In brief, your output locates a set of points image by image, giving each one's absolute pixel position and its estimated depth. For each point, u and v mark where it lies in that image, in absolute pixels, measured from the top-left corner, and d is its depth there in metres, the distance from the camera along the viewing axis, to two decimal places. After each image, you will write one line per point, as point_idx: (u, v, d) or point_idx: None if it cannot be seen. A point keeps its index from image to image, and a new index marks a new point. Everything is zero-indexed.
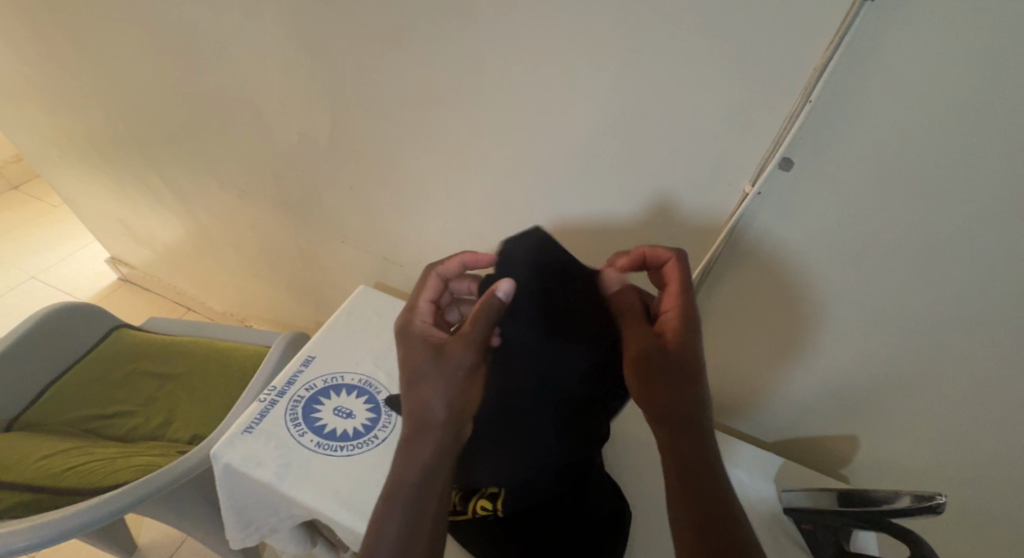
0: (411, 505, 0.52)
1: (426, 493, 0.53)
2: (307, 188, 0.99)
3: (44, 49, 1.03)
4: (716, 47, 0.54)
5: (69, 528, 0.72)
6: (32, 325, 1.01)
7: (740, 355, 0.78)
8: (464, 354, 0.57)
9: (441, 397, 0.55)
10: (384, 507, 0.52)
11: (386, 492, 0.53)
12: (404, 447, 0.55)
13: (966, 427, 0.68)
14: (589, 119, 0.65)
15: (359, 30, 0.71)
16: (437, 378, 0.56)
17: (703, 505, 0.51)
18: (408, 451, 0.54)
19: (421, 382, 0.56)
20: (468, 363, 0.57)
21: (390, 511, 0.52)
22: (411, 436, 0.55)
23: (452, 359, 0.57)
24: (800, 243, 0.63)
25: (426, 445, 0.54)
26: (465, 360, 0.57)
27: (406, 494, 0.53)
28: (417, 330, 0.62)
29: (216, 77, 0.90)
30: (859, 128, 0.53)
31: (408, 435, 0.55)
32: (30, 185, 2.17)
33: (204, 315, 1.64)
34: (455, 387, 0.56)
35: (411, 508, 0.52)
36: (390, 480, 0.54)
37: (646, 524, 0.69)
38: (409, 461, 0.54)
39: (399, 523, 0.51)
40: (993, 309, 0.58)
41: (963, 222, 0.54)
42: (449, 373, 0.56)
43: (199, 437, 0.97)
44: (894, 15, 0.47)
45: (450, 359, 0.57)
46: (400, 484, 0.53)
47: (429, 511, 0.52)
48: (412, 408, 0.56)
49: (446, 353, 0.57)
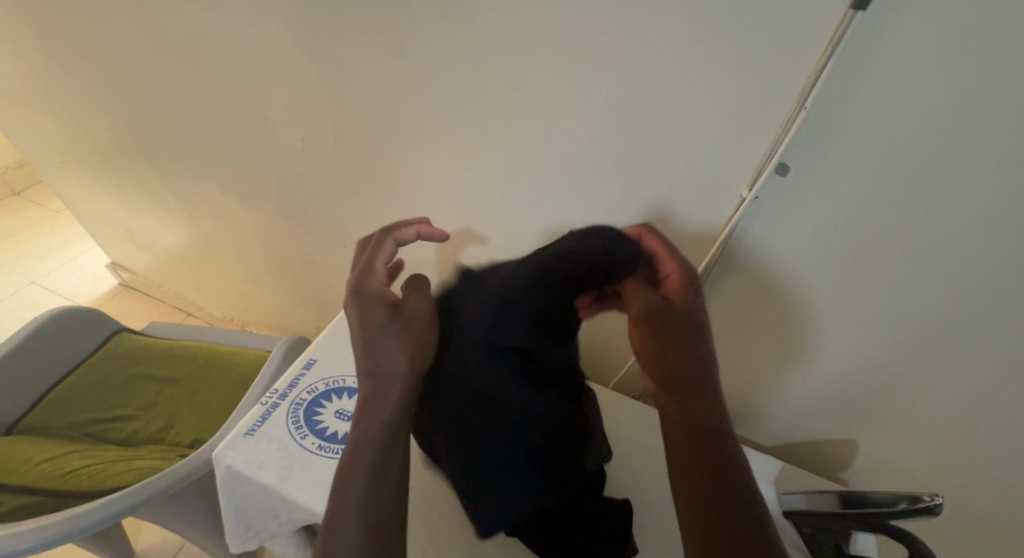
0: (374, 467, 0.49)
1: (388, 451, 0.50)
2: (310, 193, 0.99)
3: (50, 56, 1.04)
4: (715, 54, 0.55)
5: (71, 530, 0.72)
6: (32, 330, 1.01)
7: (739, 360, 0.78)
8: (418, 302, 0.55)
9: (400, 352, 0.51)
10: (345, 476, 0.49)
11: (347, 453, 0.50)
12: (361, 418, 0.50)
13: (964, 429, 0.68)
14: (589, 125, 0.66)
15: (363, 36, 0.72)
16: (395, 336, 0.52)
17: (705, 465, 0.51)
18: (369, 412, 0.50)
19: (376, 347, 0.52)
20: (421, 308, 0.55)
21: (353, 467, 0.49)
22: (369, 398, 0.50)
23: (408, 311, 0.54)
24: (795, 247, 0.63)
25: (389, 404, 0.50)
26: (422, 311, 0.55)
27: (369, 456, 0.49)
28: (366, 292, 0.56)
29: (221, 83, 0.90)
30: (849, 134, 0.54)
31: (369, 395, 0.50)
32: (31, 191, 2.18)
33: (205, 321, 1.64)
34: (419, 345, 0.53)
35: (374, 474, 0.49)
36: (351, 445, 0.50)
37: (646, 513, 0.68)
38: (367, 424, 0.50)
39: (365, 489, 0.48)
40: (989, 310, 0.58)
41: (958, 224, 0.54)
42: (407, 325, 0.53)
43: (200, 441, 0.97)
44: (886, 24, 0.48)
45: (407, 310, 0.54)
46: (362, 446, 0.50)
47: (392, 468, 0.50)
48: (368, 374, 0.51)
49: (399, 308, 0.54)
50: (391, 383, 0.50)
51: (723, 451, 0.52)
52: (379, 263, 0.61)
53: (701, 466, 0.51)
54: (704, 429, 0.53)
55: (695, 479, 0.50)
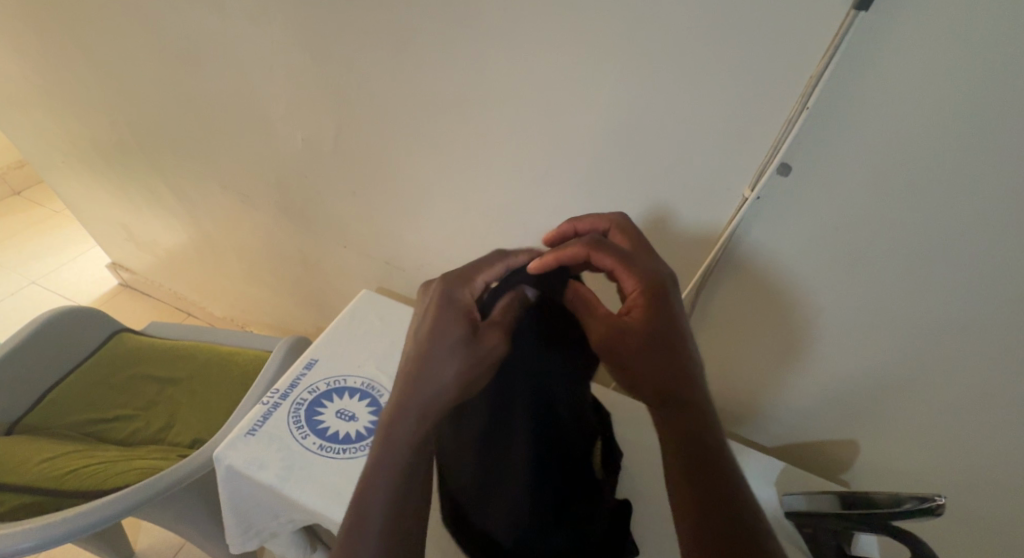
0: (403, 476, 0.49)
1: (415, 467, 0.49)
2: (311, 193, 0.99)
3: (51, 56, 1.04)
4: (717, 54, 0.55)
5: (70, 530, 0.72)
6: (33, 329, 1.01)
7: (740, 360, 0.78)
8: (497, 338, 0.53)
9: (461, 374, 0.51)
10: (371, 480, 0.48)
11: (375, 453, 0.49)
12: (400, 415, 0.49)
13: (967, 430, 0.68)
14: (591, 124, 0.66)
15: (365, 36, 0.72)
16: (464, 357, 0.51)
17: (698, 472, 0.48)
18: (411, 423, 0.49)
19: (438, 359, 0.50)
20: (498, 344, 0.53)
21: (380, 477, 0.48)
22: (416, 407, 0.49)
23: (483, 342, 0.52)
24: (797, 248, 0.63)
25: (430, 418, 0.50)
26: (495, 348, 0.53)
27: (399, 465, 0.48)
28: (455, 301, 0.54)
29: (223, 82, 0.90)
30: (851, 133, 0.54)
31: (412, 404, 0.49)
32: (32, 191, 2.18)
33: (205, 321, 1.64)
34: (478, 373, 0.52)
35: (402, 485, 0.49)
36: (379, 446, 0.49)
37: (648, 514, 0.68)
38: (403, 432, 0.49)
39: (387, 499, 0.48)
40: (992, 310, 0.58)
41: (961, 224, 0.54)
42: (477, 355, 0.52)
43: (200, 441, 0.97)
44: (888, 23, 0.48)
45: (482, 341, 0.52)
46: (394, 453, 0.49)
47: (415, 486, 0.49)
48: (416, 380, 0.50)
49: (478, 335, 0.52)
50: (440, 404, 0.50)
51: (721, 463, 0.49)
52: (480, 274, 0.58)
53: (697, 474, 0.48)
54: (704, 439, 0.50)
55: (689, 485, 0.48)
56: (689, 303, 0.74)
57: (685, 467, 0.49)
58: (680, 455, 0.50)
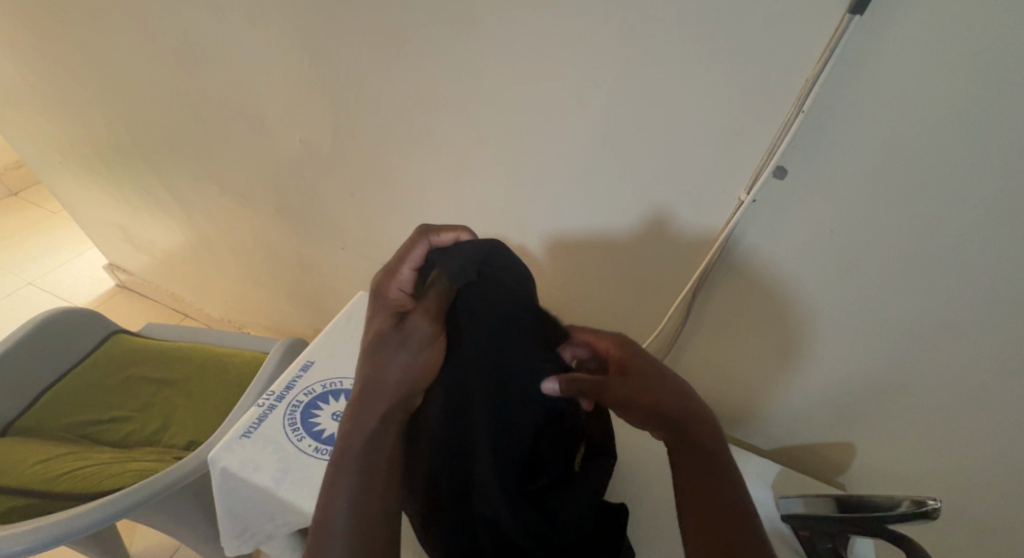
0: (359, 469, 0.51)
1: (373, 461, 0.52)
2: (309, 195, 0.99)
3: (48, 56, 1.04)
4: (713, 57, 0.55)
5: (64, 532, 0.72)
6: (29, 331, 1.00)
7: (736, 364, 0.78)
8: (424, 322, 0.54)
9: (399, 364, 0.53)
10: (333, 478, 0.51)
11: (336, 453, 0.52)
12: (353, 416, 0.53)
13: (964, 434, 0.68)
14: (589, 127, 0.66)
15: (362, 38, 0.72)
16: (395, 347, 0.53)
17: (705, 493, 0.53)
18: (360, 418, 0.52)
19: (374, 356, 0.53)
20: (426, 329, 0.54)
21: (341, 472, 0.51)
22: (362, 402, 0.53)
23: (411, 329, 0.54)
24: (793, 251, 0.64)
25: (376, 411, 0.53)
26: (422, 333, 0.54)
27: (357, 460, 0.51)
28: (382, 298, 0.56)
29: (221, 84, 0.90)
30: (847, 136, 0.54)
31: (360, 398, 0.53)
32: (30, 191, 2.18)
33: (202, 322, 1.64)
34: (417, 362, 0.54)
35: (363, 477, 0.51)
36: (340, 444, 0.52)
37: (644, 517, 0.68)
38: (357, 427, 0.52)
39: (349, 498, 0.50)
40: (989, 314, 0.58)
41: (958, 228, 0.54)
42: (408, 346, 0.54)
43: (196, 442, 0.96)
44: (883, 27, 0.48)
45: (409, 329, 0.54)
46: (349, 450, 0.52)
47: (377, 476, 0.52)
48: (362, 379, 0.53)
49: (404, 325, 0.54)
50: (379, 395, 0.53)
51: (722, 478, 0.55)
52: (409, 259, 0.56)
53: (703, 494, 0.53)
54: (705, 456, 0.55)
55: (699, 511, 0.52)
56: (686, 304, 0.75)
57: (695, 492, 0.54)
58: (690, 475, 0.54)
